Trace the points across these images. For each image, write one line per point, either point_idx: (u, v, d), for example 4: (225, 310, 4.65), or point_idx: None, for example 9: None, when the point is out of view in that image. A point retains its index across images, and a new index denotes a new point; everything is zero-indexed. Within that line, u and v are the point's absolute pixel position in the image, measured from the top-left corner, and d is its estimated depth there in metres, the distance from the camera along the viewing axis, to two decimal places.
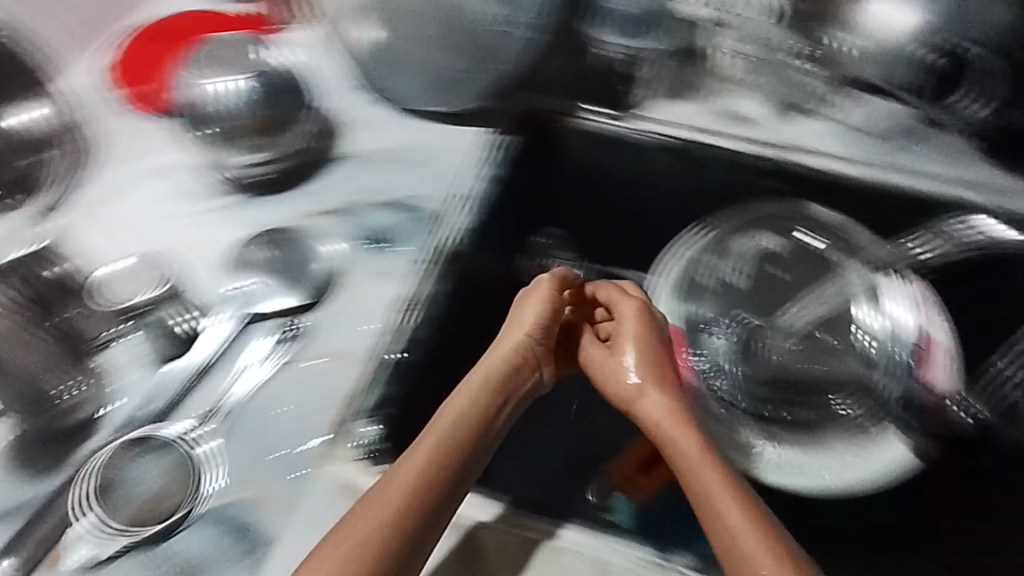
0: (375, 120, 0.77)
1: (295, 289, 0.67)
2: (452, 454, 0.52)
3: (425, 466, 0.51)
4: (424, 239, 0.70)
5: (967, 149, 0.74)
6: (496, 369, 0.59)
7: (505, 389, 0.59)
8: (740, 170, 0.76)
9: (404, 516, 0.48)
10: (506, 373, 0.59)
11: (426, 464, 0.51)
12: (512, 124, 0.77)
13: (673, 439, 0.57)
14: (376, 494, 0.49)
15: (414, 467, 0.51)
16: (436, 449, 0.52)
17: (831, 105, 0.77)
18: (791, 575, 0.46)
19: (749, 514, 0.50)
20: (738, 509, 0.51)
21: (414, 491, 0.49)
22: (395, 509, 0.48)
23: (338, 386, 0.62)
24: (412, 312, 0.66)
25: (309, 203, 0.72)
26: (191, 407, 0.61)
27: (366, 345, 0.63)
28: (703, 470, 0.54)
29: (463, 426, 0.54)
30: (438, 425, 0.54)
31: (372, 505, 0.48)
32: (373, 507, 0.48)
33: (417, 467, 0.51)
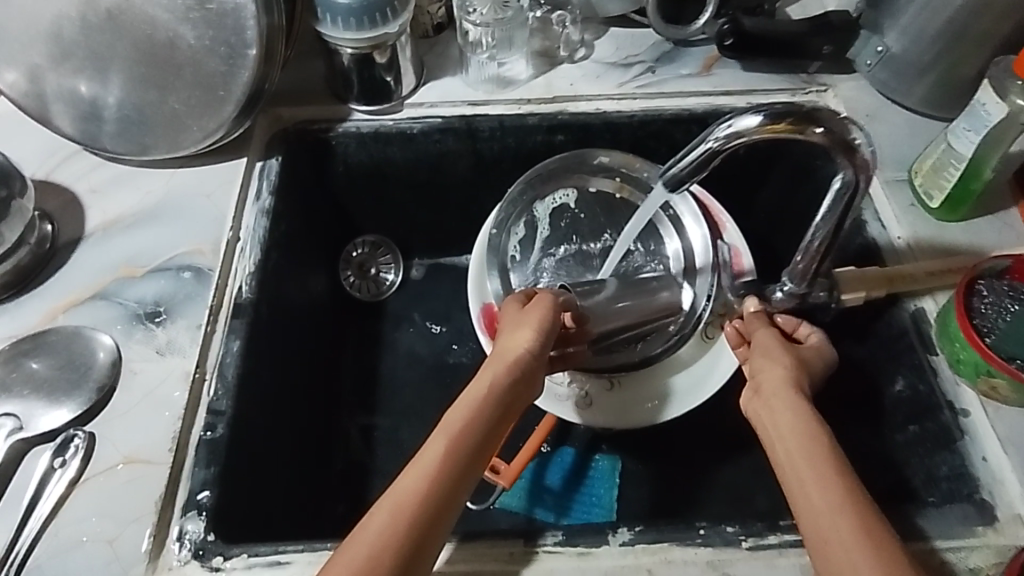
0: (125, 182, 0.70)
1: (66, 400, 0.57)
2: (467, 454, 0.49)
3: (440, 474, 0.47)
4: (200, 301, 0.62)
5: (713, 58, 0.79)
6: (501, 381, 0.53)
7: (512, 400, 0.53)
8: (520, 131, 0.76)
9: (402, 529, 0.45)
10: (505, 386, 0.53)
11: (444, 479, 0.47)
12: (279, 144, 0.73)
13: (768, 409, 0.52)
14: (388, 510, 0.46)
15: (422, 477, 0.47)
16: (466, 459, 0.49)
17: (585, 50, 0.79)
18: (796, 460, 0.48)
19: (800, 436, 0.49)
20: (793, 435, 0.50)
21: (408, 502, 0.46)
22: (394, 522, 0.45)
23: (145, 488, 0.53)
24: (211, 381, 0.59)
25: (68, 286, 0.63)
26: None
27: (168, 424, 0.56)
28: (772, 399, 0.53)
29: (459, 439, 0.49)
30: (438, 439, 0.49)
31: (381, 517, 0.45)
32: (378, 525, 0.45)
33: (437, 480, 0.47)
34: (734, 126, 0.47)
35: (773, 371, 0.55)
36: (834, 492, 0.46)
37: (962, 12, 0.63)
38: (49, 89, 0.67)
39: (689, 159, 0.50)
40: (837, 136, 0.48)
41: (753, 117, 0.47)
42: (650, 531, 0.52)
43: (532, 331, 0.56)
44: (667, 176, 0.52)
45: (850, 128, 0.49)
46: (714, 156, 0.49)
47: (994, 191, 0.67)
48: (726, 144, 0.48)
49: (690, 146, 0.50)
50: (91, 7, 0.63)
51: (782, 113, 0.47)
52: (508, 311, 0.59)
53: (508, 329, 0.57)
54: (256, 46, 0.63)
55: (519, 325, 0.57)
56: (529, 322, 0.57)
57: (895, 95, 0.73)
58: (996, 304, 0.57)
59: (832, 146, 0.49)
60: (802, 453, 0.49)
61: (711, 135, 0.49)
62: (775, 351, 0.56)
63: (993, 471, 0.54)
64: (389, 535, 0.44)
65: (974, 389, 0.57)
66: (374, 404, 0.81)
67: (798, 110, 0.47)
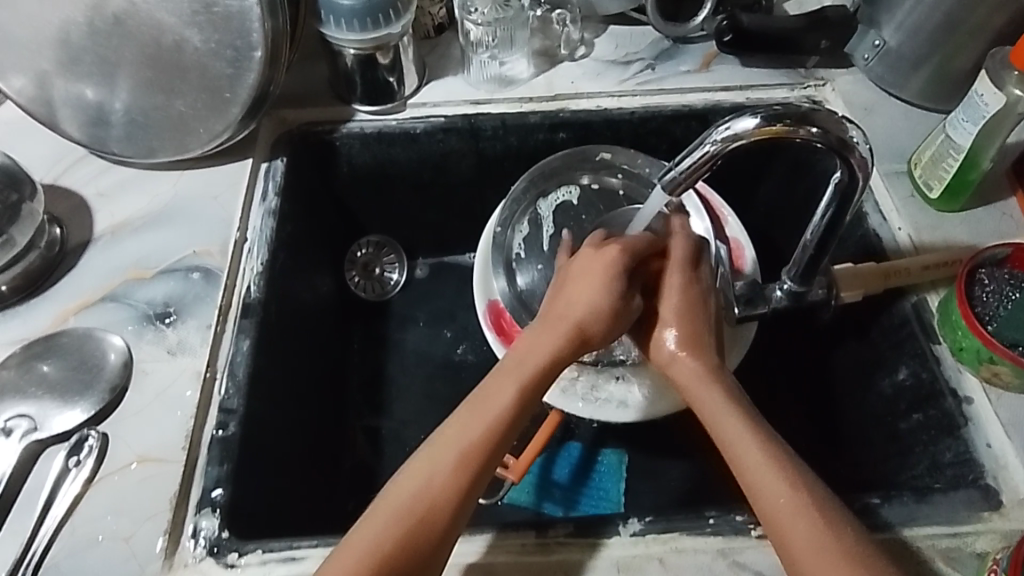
0: (132, 184, 0.71)
1: (79, 401, 0.57)
2: (531, 399, 0.52)
3: (432, 480, 0.48)
4: (207, 301, 0.63)
5: (712, 54, 0.79)
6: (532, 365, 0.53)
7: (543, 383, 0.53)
8: (522, 130, 0.77)
9: (446, 494, 0.48)
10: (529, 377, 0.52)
11: (490, 438, 0.50)
12: (283, 145, 0.74)
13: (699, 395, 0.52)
14: (418, 480, 0.48)
15: (472, 438, 0.50)
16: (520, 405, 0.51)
17: (584, 49, 0.80)
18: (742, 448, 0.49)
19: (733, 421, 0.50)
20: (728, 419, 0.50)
21: (458, 462, 0.49)
22: (441, 485, 0.48)
23: (160, 487, 0.54)
24: (222, 380, 0.59)
25: (79, 288, 0.64)
26: (11, 543, 0.51)
27: (178, 422, 0.56)
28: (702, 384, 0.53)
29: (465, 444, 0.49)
30: (501, 391, 0.52)
31: (417, 483, 0.48)
32: (419, 488, 0.48)
33: (484, 444, 0.50)
34: (732, 129, 0.47)
35: (686, 368, 0.54)
36: (782, 496, 0.46)
37: (958, 5, 0.64)
38: (57, 94, 0.68)
39: (688, 159, 0.50)
40: (833, 136, 0.49)
41: (749, 119, 0.47)
42: (660, 520, 0.53)
43: (602, 317, 0.54)
44: (664, 178, 0.52)
45: (846, 125, 0.49)
46: (711, 157, 0.49)
47: (992, 181, 0.68)
48: (723, 147, 0.48)
49: (688, 148, 0.50)
50: (97, 12, 0.64)
51: (779, 115, 0.47)
52: (591, 270, 0.55)
53: (583, 300, 0.54)
54: (261, 48, 0.64)
55: (593, 307, 0.54)
56: (601, 306, 0.54)
57: (892, 88, 0.74)
58: (997, 291, 0.58)
59: (827, 145, 0.49)
60: (747, 457, 0.48)
61: (708, 137, 0.49)
62: (691, 342, 0.54)
63: (997, 457, 0.55)
64: (433, 500, 0.47)
65: (976, 375, 0.58)
66: (381, 403, 0.82)
67: (795, 109, 0.47)
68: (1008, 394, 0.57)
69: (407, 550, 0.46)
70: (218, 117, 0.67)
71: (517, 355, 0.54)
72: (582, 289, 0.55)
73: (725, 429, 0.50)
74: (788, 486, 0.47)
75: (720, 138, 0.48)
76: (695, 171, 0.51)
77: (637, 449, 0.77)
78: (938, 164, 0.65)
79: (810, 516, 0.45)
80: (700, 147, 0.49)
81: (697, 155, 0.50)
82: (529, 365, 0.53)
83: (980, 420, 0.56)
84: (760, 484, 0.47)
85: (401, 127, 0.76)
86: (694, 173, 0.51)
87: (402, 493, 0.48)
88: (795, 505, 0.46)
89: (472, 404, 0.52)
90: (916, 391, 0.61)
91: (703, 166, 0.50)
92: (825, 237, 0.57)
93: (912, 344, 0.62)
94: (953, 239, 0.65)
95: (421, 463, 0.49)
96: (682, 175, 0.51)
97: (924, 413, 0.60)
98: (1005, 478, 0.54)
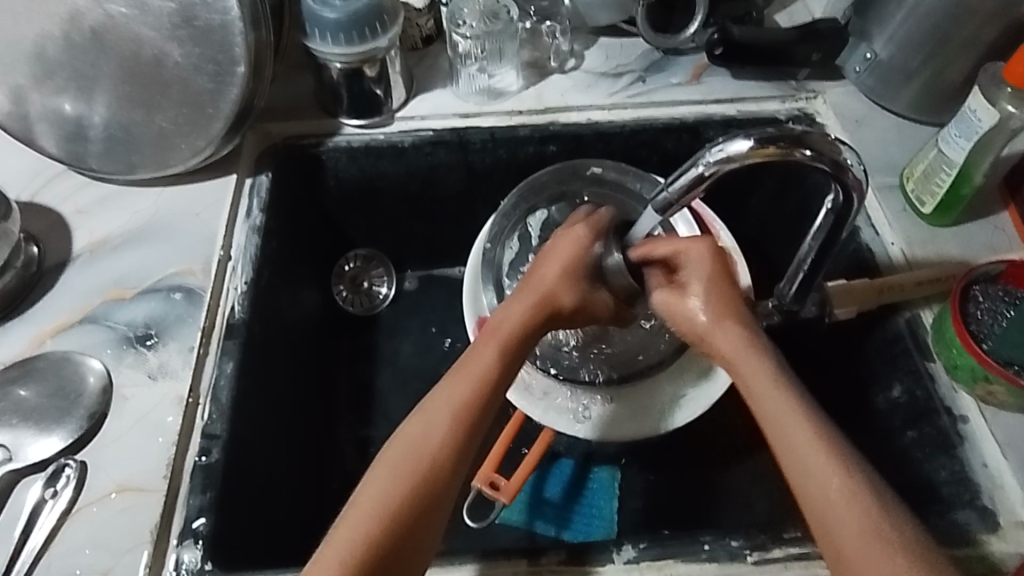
0: (113, 200, 0.69)
1: (56, 428, 0.55)
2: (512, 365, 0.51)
3: (426, 443, 0.46)
4: (190, 321, 0.61)
5: (702, 66, 0.79)
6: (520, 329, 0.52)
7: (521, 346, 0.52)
8: (512, 143, 0.76)
9: (445, 452, 0.46)
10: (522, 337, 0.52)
11: (478, 400, 0.48)
12: (268, 160, 0.72)
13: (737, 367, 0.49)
14: (413, 439, 0.46)
15: (463, 397, 0.48)
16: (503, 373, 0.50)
17: (574, 60, 0.79)
18: (785, 420, 0.46)
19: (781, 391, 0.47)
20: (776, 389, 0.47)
21: (453, 421, 0.47)
22: (433, 451, 0.46)
23: (140, 517, 0.52)
24: (204, 405, 0.58)
25: (58, 309, 0.62)
26: None
27: (160, 448, 0.55)
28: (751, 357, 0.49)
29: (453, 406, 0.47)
30: (481, 351, 0.50)
31: (413, 453, 0.46)
32: (415, 449, 0.46)
33: (477, 408, 0.48)
34: (725, 151, 0.47)
35: (721, 342, 0.51)
36: (829, 482, 0.43)
37: (949, 18, 0.64)
38: (33, 109, 0.66)
39: (682, 179, 0.49)
40: (827, 158, 0.48)
41: (743, 141, 0.46)
42: (655, 547, 0.52)
43: (573, 279, 0.54)
44: (655, 198, 0.52)
45: (840, 147, 0.48)
46: (704, 178, 0.48)
47: (985, 194, 0.67)
48: (716, 169, 0.48)
49: (680, 168, 0.49)
50: (75, 26, 0.62)
51: (772, 137, 0.46)
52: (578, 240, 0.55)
53: (556, 271, 0.54)
54: (243, 62, 0.62)
55: (567, 279, 0.54)
56: (574, 267, 0.54)
57: (883, 100, 0.73)
58: (992, 309, 0.57)
59: (820, 166, 0.48)
60: (792, 435, 0.45)
61: (701, 158, 0.48)
62: (729, 311, 0.51)
63: (992, 477, 0.54)
64: (433, 459, 0.46)
65: (971, 394, 0.57)
66: (370, 421, 0.80)
67: (789, 131, 0.46)
68: (1003, 412, 0.56)
69: (406, 517, 0.44)
70: (200, 132, 0.66)
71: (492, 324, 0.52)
72: (545, 261, 0.55)
73: (770, 404, 0.47)
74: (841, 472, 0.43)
75: (713, 159, 0.47)
76: (687, 191, 0.50)
77: (629, 465, 0.76)
78: (931, 178, 0.65)
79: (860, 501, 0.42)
80: (692, 169, 0.48)
81: (691, 175, 0.49)
82: (507, 333, 0.51)
83: (974, 439, 0.56)
84: (805, 464, 0.44)
85: (388, 140, 0.74)
86: (686, 193, 0.50)
87: (398, 453, 0.46)
88: (842, 490, 0.42)
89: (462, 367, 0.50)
90: (911, 410, 0.60)
91: (697, 187, 0.49)
92: (821, 254, 0.57)
93: (906, 361, 0.61)
94: (945, 254, 0.65)
95: (412, 426, 0.47)
96: (674, 194, 0.50)
97: (917, 433, 0.59)
98: (1001, 499, 0.53)
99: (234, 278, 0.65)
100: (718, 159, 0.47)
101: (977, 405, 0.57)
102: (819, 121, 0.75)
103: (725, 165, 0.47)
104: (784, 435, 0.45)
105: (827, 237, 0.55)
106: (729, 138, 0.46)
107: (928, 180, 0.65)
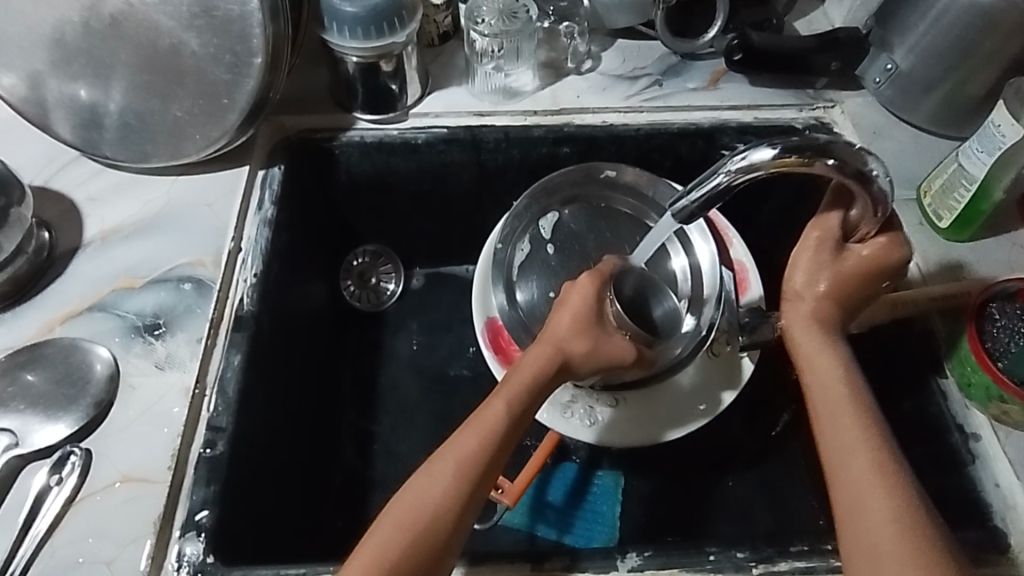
0: (126, 188, 0.69)
1: (63, 415, 0.55)
2: (521, 421, 0.50)
3: (433, 505, 0.46)
4: (199, 312, 0.61)
5: (721, 72, 0.78)
6: (532, 376, 0.51)
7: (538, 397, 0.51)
8: (526, 143, 0.75)
9: (447, 506, 0.46)
10: (539, 385, 0.51)
11: (486, 457, 0.47)
12: (281, 152, 0.72)
13: (805, 358, 0.52)
14: (413, 497, 0.46)
15: (470, 455, 0.47)
16: (514, 434, 0.49)
17: (591, 62, 0.79)
18: (842, 423, 0.48)
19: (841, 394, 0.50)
20: (836, 391, 0.50)
21: (456, 476, 0.47)
22: (436, 508, 0.46)
23: (144, 508, 0.52)
24: (211, 396, 0.57)
25: (69, 295, 0.62)
26: None
27: (166, 438, 0.55)
28: (830, 364, 0.51)
29: (465, 464, 0.47)
30: (493, 406, 0.49)
31: (415, 510, 0.45)
32: (419, 504, 0.46)
33: (482, 463, 0.47)
34: (746, 159, 0.47)
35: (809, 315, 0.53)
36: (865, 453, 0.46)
37: (974, 31, 0.63)
38: (50, 94, 0.66)
39: (704, 188, 0.49)
40: (852, 172, 0.47)
41: (766, 149, 0.46)
42: (660, 555, 0.52)
43: (582, 330, 0.54)
44: (671, 205, 0.52)
45: (867, 159, 0.48)
46: (727, 187, 0.48)
47: (1003, 210, 0.67)
48: (739, 177, 0.47)
49: (702, 177, 0.50)
50: (94, 13, 0.62)
51: (795, 147, 0.46)
52: (578, 295, 0.55)
53: (569, 324, 0.54)
54: (261, 54, 0.62)
55: (585, 331, 0.54)
56: (586, 316, 0.54)
57: (902, 112, 0.73)
58: (1009, 327, 0.56)
59: (843, 178, 0.47)
60: (844, 414, 0.49)
61: (723, 166, 0.48)
62: (817, 338, 0.53)
63: (1005, 497, 0.54)
64: (435, 516, 0.45)
65: (984, 413, 0.56)
66: (373, 417, 0.80)
67: (812, 142, 0.46)
68: (1016, 432, 0.56)
69: (409, 572, 0.44)
70: (216, 121, 0.66)
71: (510, 373, 0.51)
72: (561, 317, 0.55)
73: (829, 413, 0.49)
74: (876, 473, 0.45)
75: (737, 166, 0.47)
76: (709, 201, 0.50)
77: (633, 471, 0.75)
78: (950, 190, 0.64)
79: (889, 495, 0.45)
80: (716, 177, 0.48)
81: (714, 184, 0.49)
82: (525, 387, 0.50)
83: (986, 457, 0.55)
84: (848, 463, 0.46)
85: (401, 136, 0.74)
86: (708, 204, 0.50)
87: (402, 505, 0.46)
88: (877, 463, 0.46)
89: (471, 419, 0.49)
90: (923, 427, 0.59)
91: (719, 196, 0.49)
92: None
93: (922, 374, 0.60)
94: (960, 270, 0.64)
95: (423, 477, 0.47)
96: (697, 205, 0.50)
97: (928, 448, 0.59)
98: (1011, 520, 0.53)
99: (245, 271, 0.64)
100: (740, 168, 0.47)
101: (990, 422, 0.56)
102: (836, 131, 0.74)
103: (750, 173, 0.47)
104: (840, 437, 0.48)
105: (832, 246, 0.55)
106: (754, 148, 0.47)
107: (948, 192, 0.64)
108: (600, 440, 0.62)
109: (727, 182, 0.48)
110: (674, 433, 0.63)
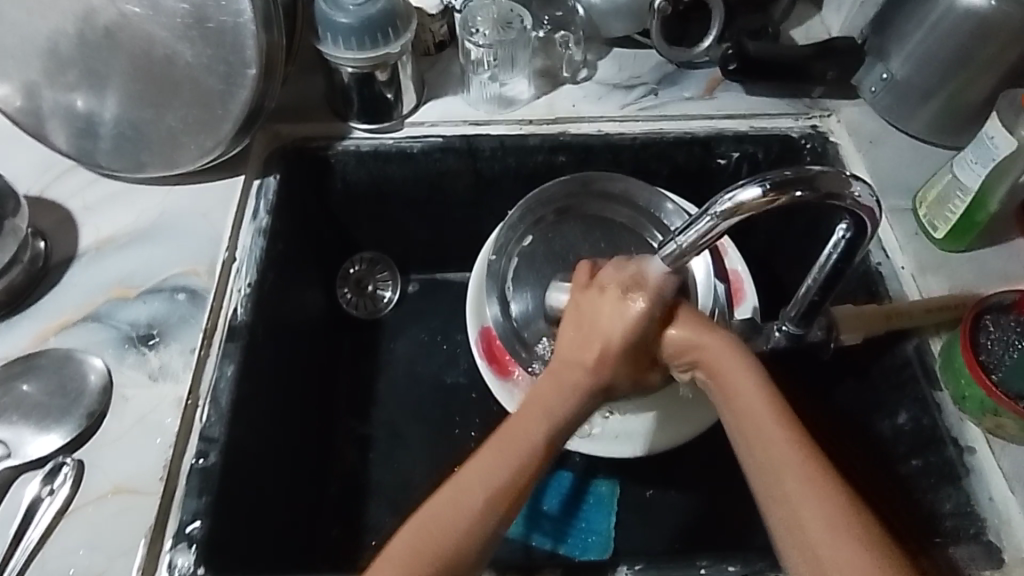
0: (121, 197, 0.69)
1: (57, 425, 0.55)
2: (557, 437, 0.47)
3: (455, 534, 0.43)
4: (191, 322, 0.61)
5: (716, 80, 0.78)
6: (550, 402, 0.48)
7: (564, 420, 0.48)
8: (521, 152, 0.75)
9: (473, 530, 0.43)
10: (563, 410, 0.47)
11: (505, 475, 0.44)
12: (277, 162, 0.72)
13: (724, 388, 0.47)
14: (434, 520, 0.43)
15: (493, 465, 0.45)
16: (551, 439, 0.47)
17: (587, 70, 0.79)
18: (762, 436, 0.44)
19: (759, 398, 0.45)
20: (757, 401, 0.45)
21: (478, 504, 0.43)
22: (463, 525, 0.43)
23: (135, 519, 0.52)
24: (204, 407, 0.57)
25: (64, 305, 0.63)
26: None
27: (158, 449, 0.55)
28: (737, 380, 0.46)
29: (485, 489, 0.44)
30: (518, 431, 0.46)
31: (436, 527, 0.43)
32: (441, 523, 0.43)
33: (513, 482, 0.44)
34: (735, 200, 0.45)
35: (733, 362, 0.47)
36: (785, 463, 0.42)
37: (969, 41, 0.63)
38: (45, 105, 0.66)
39: (696, 227, 0.46)
40: (835, 196, 0.47)
41: (754, 189, 0.45)
42: (650, 569, 0.51)
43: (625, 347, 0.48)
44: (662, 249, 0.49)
45: (851, 182, 0.47)
46: (718, 227, 0.46)
47: (999, 220, 0.66)
48: (728, 217, 0.46)
49: (690, 219, 0.47)
50: (89, 25, 0.62)
51: (787, 182, 0.45)
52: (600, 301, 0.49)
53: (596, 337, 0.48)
54: (255, 64, 0.62)
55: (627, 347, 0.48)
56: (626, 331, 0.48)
57: (900, 121, 0.72)
58: (1002, 339, 0.56)
59: (829, 203, 0.47)
60: (764, 424, 0.44)
61: (711, 207, 0.46)
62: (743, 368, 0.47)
63: (1000, 511, 0.53)
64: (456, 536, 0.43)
65: (979, 426, 0.56)
66: (368, 427, 0.80)
67: (803, 173, 0.45)
68: (1012, 445, 0.55)
69: None
70: (209, 130, 0.66)
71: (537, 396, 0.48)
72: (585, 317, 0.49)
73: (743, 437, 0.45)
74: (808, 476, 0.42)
75: (731, 205, 0.45)
76: (701, 240, 0.47)
77: (630, 479, 0.75)
78: (947, 199, 0.64)
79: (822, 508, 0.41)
80: (710, 217, 0.46)
81: (706, 223, 0.46)
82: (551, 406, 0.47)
83: (979, 468, 0.55)
84: (767, 453, 0.43)
85: (397, 145, 0.74)
86: (702, 242, 0.47)
87: (420, 526, 0.43)
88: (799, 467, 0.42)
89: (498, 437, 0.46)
90: (923, 441, 0.59)
91: (713, 235, 0.47)
92: (832, 279, 0.55)
93: (919, 385, 0.60)
94: (957, 280, 0.64)
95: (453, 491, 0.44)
96: (693, 244, 0.47)
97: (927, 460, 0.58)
98: (1006, 533, 0.52)
99: (239, 281, 0.64)
100: (729, 208, 0.45)
101: (986, 433, 0.56)
102: (833, 140, 0.74)
103: (742, 210, 0.45)
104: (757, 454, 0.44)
105: (824, 257, 0.54)
106: (743, 187, 0.45)
107: (945, 199, 0.64)
108: (585, 451, 0.65)
109: (720, 220, 0.46)
110: (686, 435, 0.64)
